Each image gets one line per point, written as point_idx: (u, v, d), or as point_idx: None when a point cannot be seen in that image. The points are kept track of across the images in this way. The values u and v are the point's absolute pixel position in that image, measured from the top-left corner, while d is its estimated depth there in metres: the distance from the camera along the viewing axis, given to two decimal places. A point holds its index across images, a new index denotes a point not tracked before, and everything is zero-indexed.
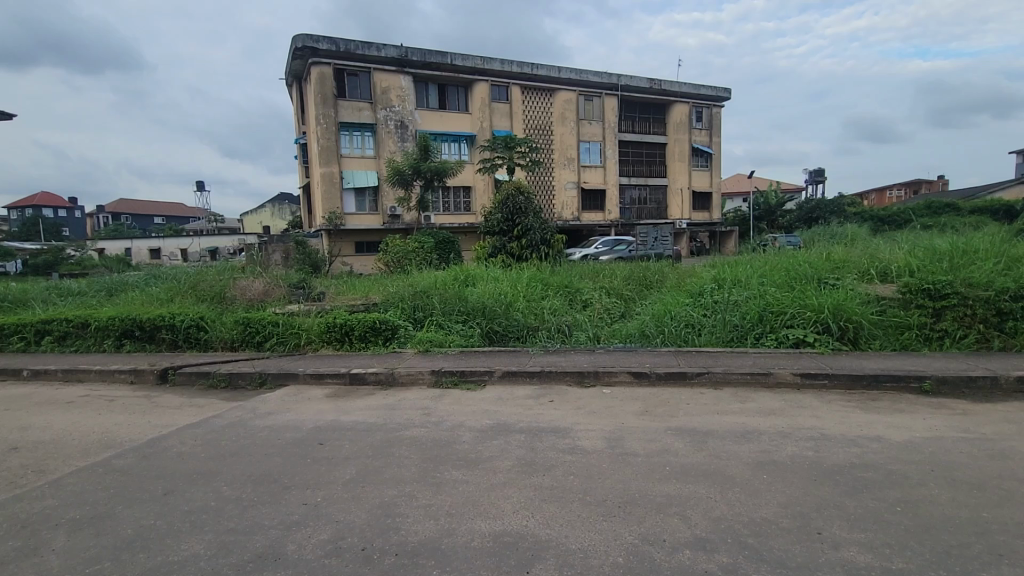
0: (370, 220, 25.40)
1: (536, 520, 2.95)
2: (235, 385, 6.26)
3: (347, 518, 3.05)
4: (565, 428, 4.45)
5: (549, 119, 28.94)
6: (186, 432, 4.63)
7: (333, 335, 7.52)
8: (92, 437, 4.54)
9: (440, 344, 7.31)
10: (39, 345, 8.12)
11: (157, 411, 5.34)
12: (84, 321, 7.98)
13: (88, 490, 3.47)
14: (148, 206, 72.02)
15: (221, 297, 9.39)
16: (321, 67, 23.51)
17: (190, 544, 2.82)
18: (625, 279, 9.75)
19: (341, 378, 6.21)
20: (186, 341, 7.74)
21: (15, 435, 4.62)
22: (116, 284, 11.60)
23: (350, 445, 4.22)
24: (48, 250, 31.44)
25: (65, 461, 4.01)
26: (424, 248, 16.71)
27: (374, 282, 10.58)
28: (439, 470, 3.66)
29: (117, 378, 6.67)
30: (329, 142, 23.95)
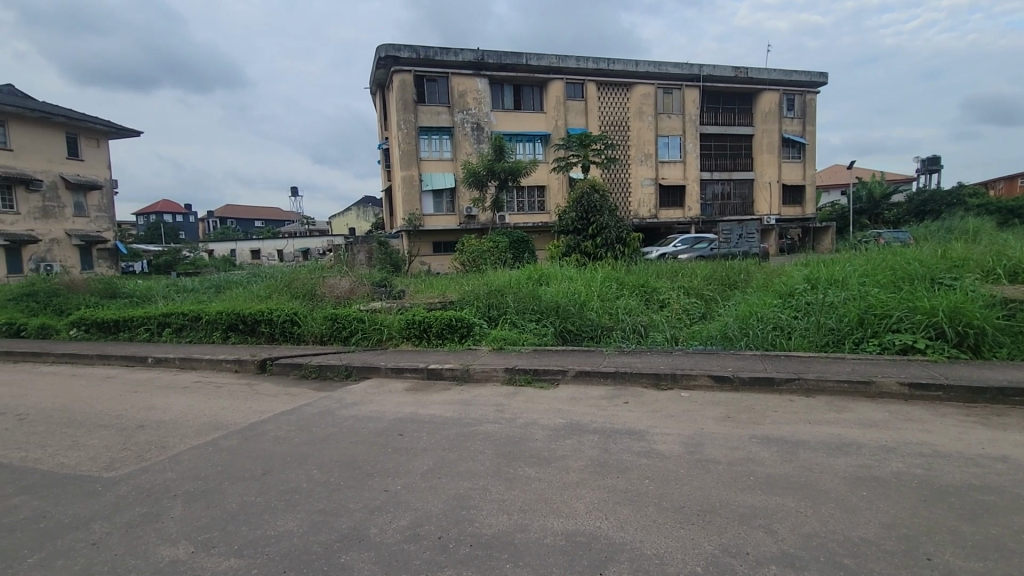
0: (447, 220, 26.15)
1: (610, 522, 2.90)
2: (324, 376, 6.70)
3: (425, 506, 3.17)
4: (640, 430, 4.34)
5: (626, 114, 28.30)
6: (281, 418, 5.02)
7: (412, 332, 7.83)
8: (203, 419, 5.06)
9: (513, 343, 7.37)
10: (160, 336, 9.14)
11: (256, 397, 5.84)
12: (197, 315, 8.89)
13: (200, 466, 3.87)
14: (251, 211, 79.05)
15: (312, 295, 10.09)
16: (403, 74, 24.54)
17: (284, 521, 3.05)
18: (706, 278, 9.33)
19: (420, 372, 6.45)
20: (280, 334, 8.39)
21: (143, 414, 5.25)
22: (223, 282, 12.80)
23: (427, 437, 4.37)
24: (168, 251, 35.35)
25: (181, 439, 4.49)
26: (498, 247, 16.95)
27: (451, 281, 10.90)
28: (512, 466, 3.70)
29: (224, 367, 7.37)
30: (409, 146, 24.96)
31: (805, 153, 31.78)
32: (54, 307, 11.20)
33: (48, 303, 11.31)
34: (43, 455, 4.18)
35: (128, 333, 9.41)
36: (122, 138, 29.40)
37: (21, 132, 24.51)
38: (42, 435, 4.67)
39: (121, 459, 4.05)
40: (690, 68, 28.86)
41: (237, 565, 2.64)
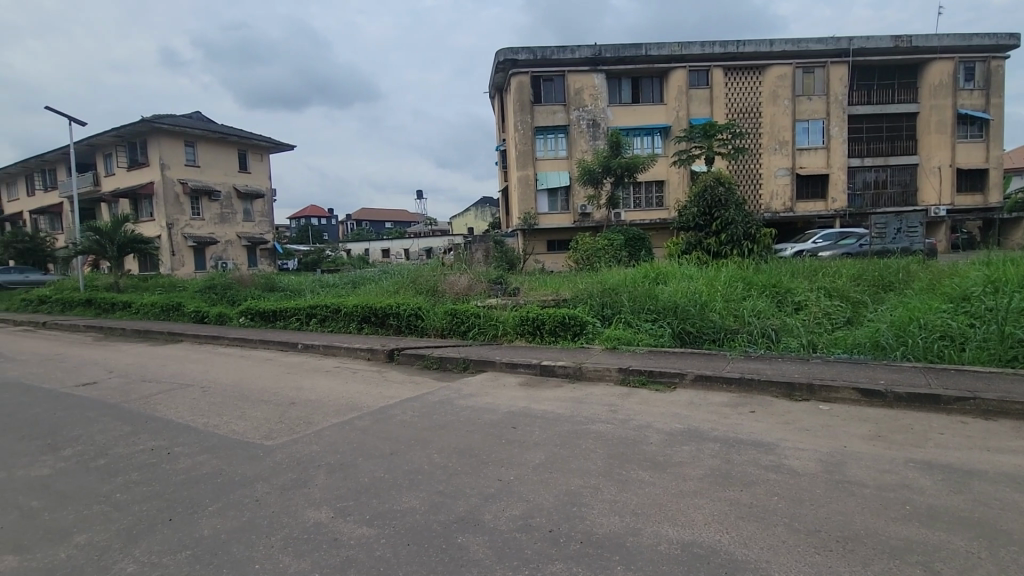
0: (562, 219, 26.21)
1: (731, 537, 2.71)
2: (444, 367, 7.11)
3: (536, 499, 3.22)
4: (769, 442, 3.99)
5: (758, 100, 26.10)
6: (407, 403, 5.43)
7: (526, 328, 7.98)
8: (341, 401, 5.65)
9: (628, 343, 7.18)
10: (308, 325, 10.36)
11: (386, 384, 6.38)
12: (337, 308, 9.94)
13: (338, 442, 4.32)
14: (382, 214, 86.29)
15: (434, 290, 10.75)
16: (520, 77, 25.11)
17: (408, 498, 3.29)
18: (852, 279, 8.30)
19: (533, 368, 6.56)
20: (407, 327, 9.06)
21: (295, 392, 6.02)
22: (358, 279, 14.14)
23: (539, 432, 4.43)
24: (315, 251, 39.93)
25: (323, 417, 5.06)
26: (613, 246, 16.63)
27: (565, 279, 10.95)
28: (625, 468, 3.61)
29: (358, 355, 8.14)
30: (525, 147, 25.47)
31: (988, 131, 26.88)
32: (228, 298, 13.24)
33: (224, 294, 13.39)
34: (220, 422, 4.97)
35: (283, 322, 10.80)
36: (280, 152, 33.74)
37: (206, 150, 29.26)
38: (219, 405, 5.56)
39: (277, 430, 4.69)
40: (836, 43, 25.80)
41: (367, 534, 2.91)
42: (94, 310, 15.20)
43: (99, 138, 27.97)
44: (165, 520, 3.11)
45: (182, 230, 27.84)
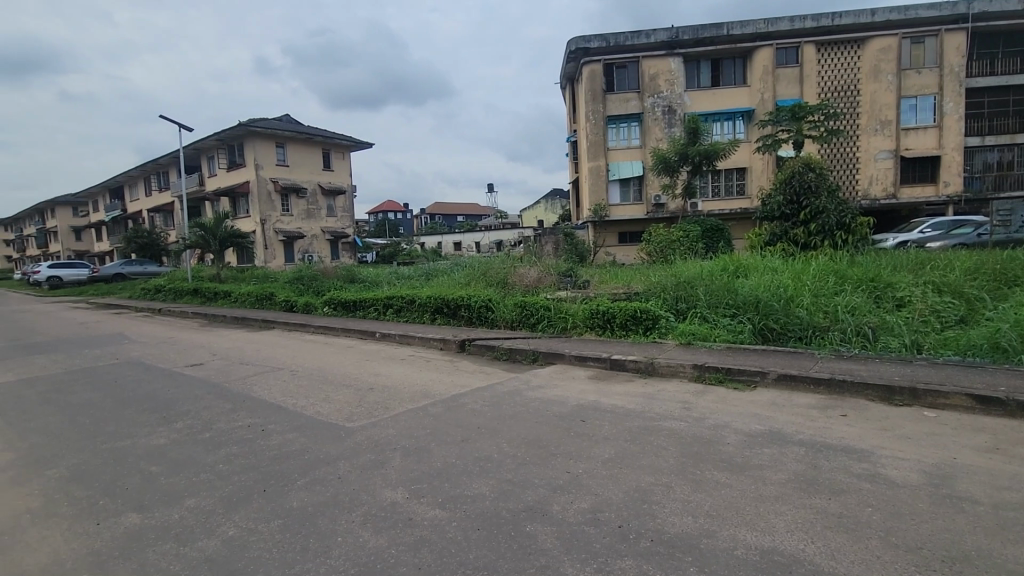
0: (634, 210, 25.52)
1: (816, 547, 2.54)
2: (514, 358, 7.19)
3: (605, 493, 3.19)
4: (863, 449, 3.68)
5: (856, 76, 23.89)
6: (477, 393, 5.55)
7: (596, 321, 7.89)
8: (416, 388, 5.88)
9: (704, 339, 6.90)
10: (385, 315, 10.85)
11: (457, 373, 6.56)
12: (411, 299, 10.33)
13: (413, 427, 4.51)
14: (455, 207, 88.40)
15: (504, 282, 10.87)
16: (592, 65, 24.69)
17: (478, 484, 3.38)
18: (968, 273, 7.42)
19: (603, 361, 6.48)
20: (477, 318, 9.24)
21: (373, 378, 6.36)
22: (432, 271, 14.61)
23: (609, 426, 4.38)
24: (391, 244, 41.67)
25: (400, 402, 5.30)
26: (689, 237, 16.00)
27: (637, 272, 10.69)
28: (700, 468, 3.48)
29: (432, 344, 8.42)
30: (597, 137, 25.05)
31: None
32: (314, 288, 14.16)
33: (310, 285, 14.32)
34: (307, 403, 5.35)
35: (362, 312, 11.38)
36: (360, 150, 35.41)
37: (294, 150, 31.33)
38: (305, 388, 5.97)
39: (357, 413, 4.96)
40: (952, 8, 23.09)
41: (439, 516, 3.01)
42: (200, 298, 16.84)
43: (203, 142, 30.76)
44: (260, 491, 3.39)
45: (273, 226, 30.07)
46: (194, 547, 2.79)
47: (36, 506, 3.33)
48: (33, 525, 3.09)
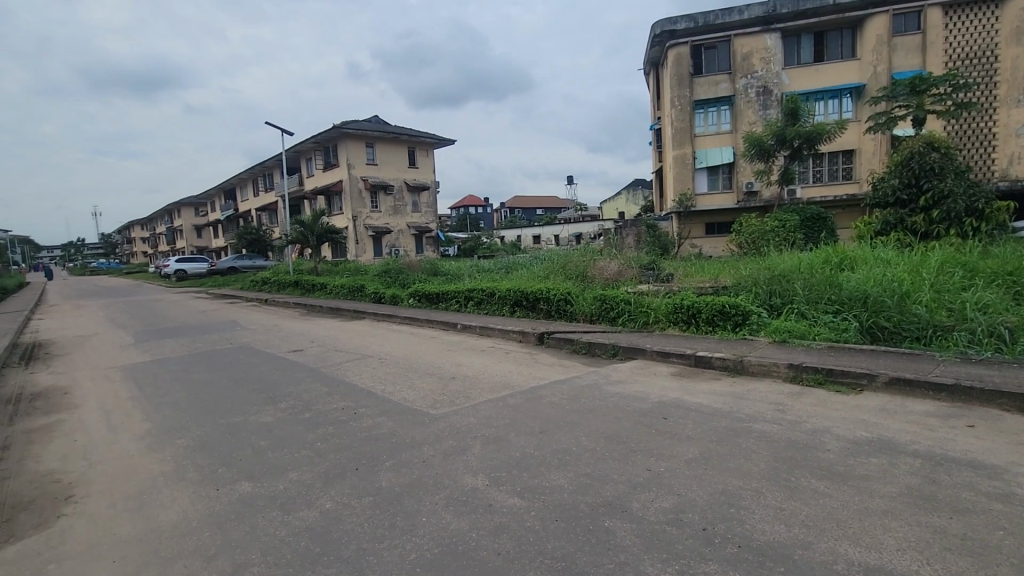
0: (723, 199, 24.16)
1: (933, 570, 2.28)
2: (593, 353, 7.11)
3: (689, 494, 3.07)
4: (993, 466, 3.25)
5: (994, 39, 21.03)
6: (555, 386, 5.56)
7: (680, 316, 7.59)
8: (496, 379, 5.99)
9: (801, 337, 6.40)
10: (466, 307, 11.15)
11: (536, 365, 6.59)
12: (491, 291, 10.52)
13: (493, 417, 4.60)
14: (535, 200, 88.73)
15: (584, 276, 10.75)
16: (678, 48, 23.63)
17: (556, 477, 3.38)
18: None
19: (687, 358, 6.22)
20: (556, 311, 9.22)
21: (455, 368, 6.57)
22: (511, 264, 14.78)
23: (694, 425, 4.20)
24: (472, 238, 42.64)
25: (480, 392, 5.43)
26: (786, 227, 14.89)
27: (726, 265, 10.13)
28: (794, 475, 3.24)
29: (511, 337, 8.53)
30: (683, 123, 23.98)
31: None
32: (400, 281, 14.84)
33: (396, 278, 15.04)
34: (395, 389, 5.64)
35: (444, 304, 11.77)
36: (443, 147, 36.50)
37: (383, 149, 32.97)
38: (392, 375, 6.31)
39: (440, 401, 5.15)
40: None
41: (518, 504, 3.06)
42: (300, 290, 18.27)
43: (303, 145, 33.23)
44: (353, 469, 3.64)
45: (363, 222, 31.91)
46: (297, 516, 3.05)
47: (170, 469, 3.80)
48: (167, 486, 3.53)
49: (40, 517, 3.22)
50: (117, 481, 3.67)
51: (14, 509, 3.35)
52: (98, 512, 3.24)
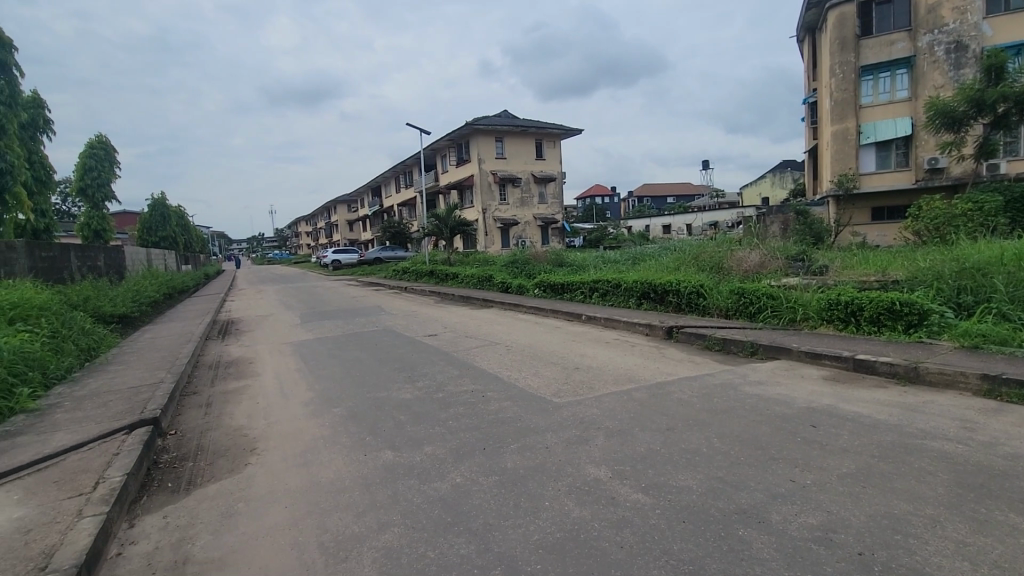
0: (895, 179, 20.85)
1: None
2: (728, 350, 6.61)
3: (842, 513, 2.72)
4: None
5: None
6: (684, 382, 5.28)
7: (836, 314, 6.74)
8: (621, 371, 5.85)
9: (1002, 343, 5.29)
10: (591, 298, 11.05)
11: (663, 360, 6.32)
12: (617, 283, 10.30)
13: (617, 409, 4.51)
14: (665, 188, 84.77)
15: (720, 267, 10.03)
16: (841, 8, 20.78)
17: (683, 477, 3.22)
18: None
19: (843, 361, 5.51)
20: (687, 305, 8.73)
21: (579, 359, 6.56)
22: (639, 255, 14.31)
23: (850, 436, 3.71)
24: (598, 228, 42.03)
25: (604, 384, 5.35)
26: (982, 209, 12.41)
27: (897, 255, 8.75)
28: (984, 505, 2.70)
29: (637, 330, 8.27)
30: (845, 94, 21.11)
31: None
32: (526, 271, 15.17)
33: (523, 269, 15.39)
34: (520, 376, 5.79)
35: (570, 295, 11.79)
36: (570, 137, 36.38)
37: (512, 143, 33.92)
38: (519, 362, 6.49)
39: (564, 390, 5.18)
40: None
41: (643, 500, 2.97)
42: (435, 279, 19.58)
43: (438, 143, 35.47)
44: (481, 449, 3.81)
45: (492, 215, 33.26)
46: (431, 486, 3.28)
47: (328, 434, 4.33)
48: (326, 448, 4.04)
49: (232, 464, 3.88)
50: (288, 440, 4.28)
51: (215, 455, 4.08)
52: (274, 464, 3.81)
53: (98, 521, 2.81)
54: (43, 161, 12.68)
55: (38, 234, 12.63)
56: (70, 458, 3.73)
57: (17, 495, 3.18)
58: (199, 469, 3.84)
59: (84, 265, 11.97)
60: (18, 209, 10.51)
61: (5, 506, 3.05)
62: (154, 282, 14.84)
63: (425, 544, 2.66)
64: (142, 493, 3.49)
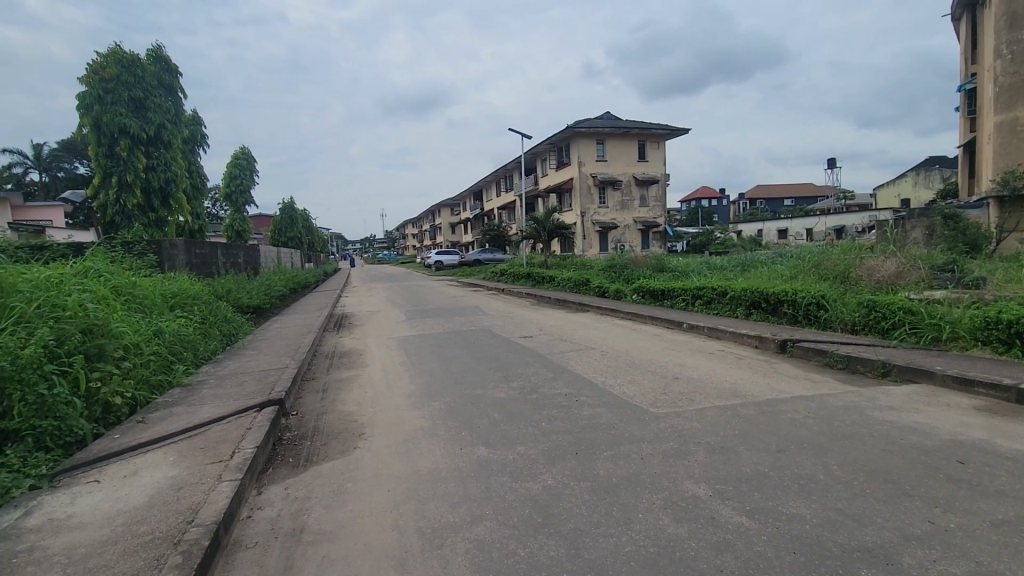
0: None
1: None
2: (853, 369, 5.94)
3: (995, 565, 2.31)
4: None
5: None
6: (799, 401, 4.82)
7: (994, 335, 5.78)
8: (726, 385, 5.48)
9: None
10: (694, 306, 10.51)
11: (774, 376, 5.83)
12: (724, 291, 9.70)
13: (721, 425, 4.23)
14: (782, 190, 78.40)
15: (846, 277, 9.07)
16: None
17: (796, 503, 2.94)
18: None
19: (1001, 391, 4.70)
20: (804, 317, 7.99)
21: (679, 369, 6.26)
22: (749, 261, 13.37)
23: (1009, 478, 3.15)
24: (704, 233, 39.89)
25: (706, 397, 5.05)
26: None
27: None
28: None
29: (745, 341, 7.72)
30: (1013, 78, 18.12)
31: None
32: (625, 276, 14.79)
33: (621, 273, 15.05)
34: (615, 383, 5.65)
35: (670, 301, 11.31)
36: (675, 137, 34.89)
37: (613, 145, 33.36)
38: (615, 368, 6.34)
39: (662, 400, 4.97)
40: None
41: (748, 524, 2.75)
42: (532, 282, 19.79)
43: (539, 147, 35.88)
44: (573, 453, 3.77)
45: (591, 218, 33.00)
46: (523, 485, 3.31)
47: (428, 426, 4.54)
48: (425, 439, 4.23)
49: (343, 446, 4.20)
50: (393, 428, 4.55)
51: (329, 436, 4.46)
52: (379, 450, 4.07)
53: (233, 485, 3.19)
54: (199, 170, 14.72)
55: (194, 234, 14.67)
56: (213, 429, 4.27)
57: (172, 457, 3.70)
58: (315, 448, 4.21)
59: (228, 261, 13.67)
60: (179, 212, 12.32)
61: (162, 465, 3.57)
62: (283, 278, 16.57)
63: (516, 542, 2.68)
64: (269, 465, 3.90)
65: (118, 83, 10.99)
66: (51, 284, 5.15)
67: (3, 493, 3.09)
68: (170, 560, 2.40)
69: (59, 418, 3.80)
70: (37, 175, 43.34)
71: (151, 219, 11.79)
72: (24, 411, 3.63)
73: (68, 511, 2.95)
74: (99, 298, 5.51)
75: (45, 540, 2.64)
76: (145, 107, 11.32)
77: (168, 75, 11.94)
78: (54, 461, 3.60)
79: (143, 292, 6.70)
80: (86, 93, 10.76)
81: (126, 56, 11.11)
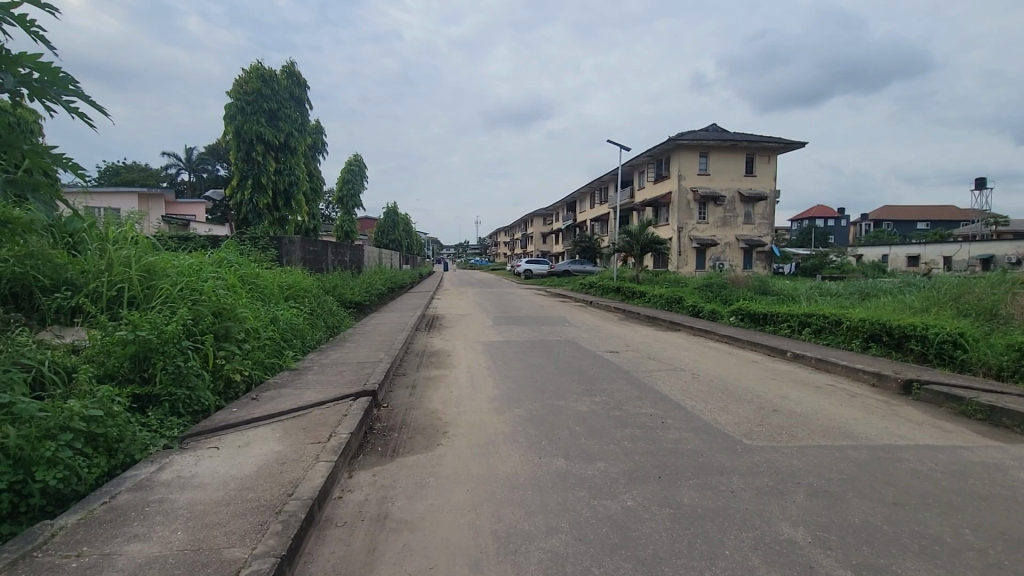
0: None
1: None
2: (995, 422, 5.11)
3: None
4: None
5: None
6: (924, 451, 4.23)
7: None
8: (833, 424, 4.97)
9: None
10: (800, 334, 9.69)
11: (894, 419, 5.18)
12: (838, 320, 8.84)
13: (826, 467, 3.84)
14: (915, 212, 69.96)
15: (993, 314, 7.89)
16: None
17: (912, 565, 2.58)
18: None
19: None
20: (936, 355, 7.06)
21: (779, 400, 5.77)
22: (871, 289, 12.09)
23: None
24: (817, 254, 36.55)
25: (809, 434, 4.60)
26: None
27: None
28: None
29: (860, 377, 6.98)
30: None
31: None
32: (723, 296, 14.00)
33: (719, 293, 14.23)
34: (706, 409, 5.32)
35: (774, 327, 10.51)
36: (790, 151, 32.45)
37: (718, 158, 31.78)
38: (705, 393, 6.00)
39: (759, 432, 4.61)
40: None
41: None
42: (621, 296, 19.38)
43: (637, 160, 35.14)
44: (656, 476, 3.61)
45: (688, 234, 31.72)
46: (601, 503, 3.22)
47: (509, 431, 4.58)
48: (505, 443, 4.28)
49: (428, 441, 4.37)
50: (475, 429, 4.66)
51: (415, 431, 4.65)
52: (461, 449, 4.18)
53: (329, 466, 3.43)
54: (319, 175, 16.14)
55: (309, 232, 16.15)
56: (314, 411, 4.63)
57: (279, 433, 4.05)
58: (402, 440, 4.42)
59: (336, 259, 14.86)
60: (299, 212, 13.60)
61: (270, 440, 3.92)
62: (383, 277, 17.64)
63: (591, 560, 2.61)
64: (360, 451, 4.15)
65: (257, 95, 12.32)
66: (193, 271, 5.90)
67: (144, 449, 3.56)
68: (271, 528, 2.62)
69: (189, 389, 4.31)
70: (187, 175, 50.17)
71: (275, 217, 13.12)
72: (164, 379, 4.17)
73: (191, 471, 3.33)
74: (228, 285, 6.21)
75: (173, 494, 3.01)
76: (278, 117, 12.62)
77: (300, 88, 13.16)
78: (183, 427, 4.07)
79: (265, 283, 7.45)
80: (231, 104, 12.20)
81: (265, 71, 12.43)
